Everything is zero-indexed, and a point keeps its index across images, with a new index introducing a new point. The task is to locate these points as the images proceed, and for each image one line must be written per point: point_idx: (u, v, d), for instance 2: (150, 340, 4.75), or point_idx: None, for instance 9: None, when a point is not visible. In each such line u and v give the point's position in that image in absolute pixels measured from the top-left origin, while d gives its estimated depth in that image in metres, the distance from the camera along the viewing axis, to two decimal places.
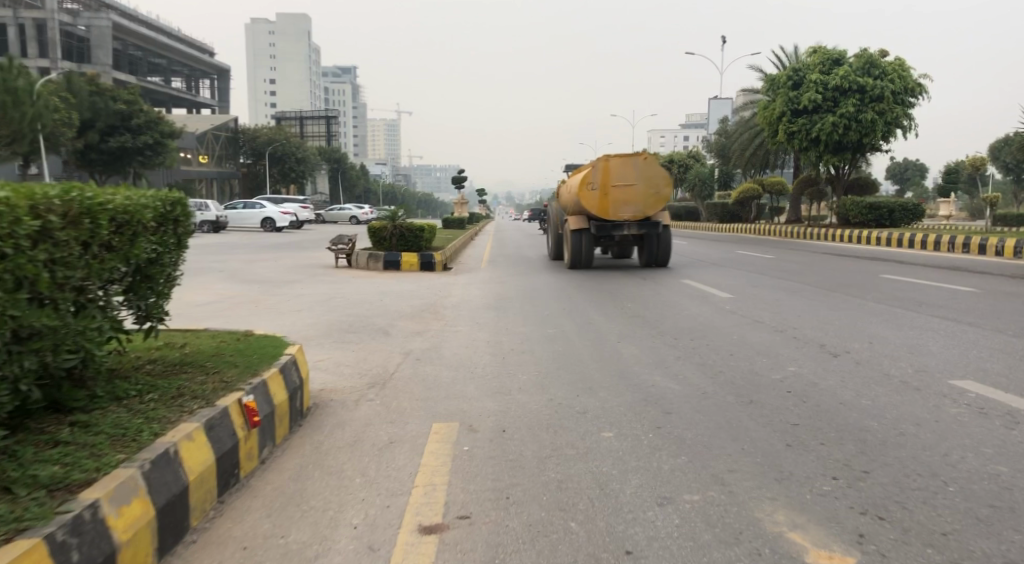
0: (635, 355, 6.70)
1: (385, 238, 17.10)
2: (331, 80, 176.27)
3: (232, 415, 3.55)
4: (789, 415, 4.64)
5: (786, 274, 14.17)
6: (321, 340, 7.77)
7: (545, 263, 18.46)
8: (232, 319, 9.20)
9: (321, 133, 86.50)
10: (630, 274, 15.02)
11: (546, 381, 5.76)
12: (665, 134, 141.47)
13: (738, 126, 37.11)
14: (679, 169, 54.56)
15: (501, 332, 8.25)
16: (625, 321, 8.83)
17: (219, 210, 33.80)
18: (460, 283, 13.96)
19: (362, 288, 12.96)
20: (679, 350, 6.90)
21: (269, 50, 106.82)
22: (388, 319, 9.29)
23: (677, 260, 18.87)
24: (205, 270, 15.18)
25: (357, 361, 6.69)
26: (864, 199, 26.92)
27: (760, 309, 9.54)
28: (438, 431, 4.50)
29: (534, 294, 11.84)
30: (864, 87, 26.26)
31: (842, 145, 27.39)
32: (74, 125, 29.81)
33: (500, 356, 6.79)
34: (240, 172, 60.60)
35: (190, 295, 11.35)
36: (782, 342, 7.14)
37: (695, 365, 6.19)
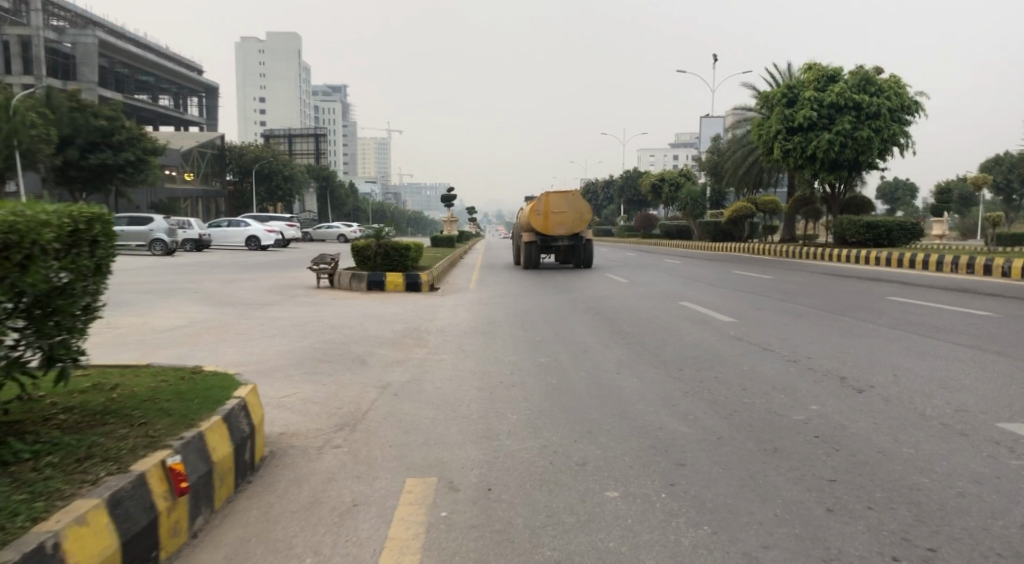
0: (637, 390, 6.07)
1: (369, 257, 16.41)
2: (322, 98, 176.27)
3: (151, 482, 2.85)
4: (823, 468, 4.01)
5: (788, 296, 13.64)
6: (291, 371, 7.07)
7: (537, 284, 17.86)
8: (198, 345, 8.51)
9: (310, 151, 86.00)
10: (625, 295, 14.42)
11: (540, 421, 5.12)
12: (655, 153, 141.82)
13: (731, 144, 36.88)
14: (670, 187, 54.32)
15: (490, 360, 7.61)
16: (624, 348, 8.21)
17: (202, 228, 33.03)
18: (448, 304, 13.32)
19: (343, 310, 12.29)
20: (685, 384, 6.27)
21: (259, 68, 106.52)
22: (368, 346, 8.61)
23: (672, 280, 18.31)
24: (179, 292, 14.43)
25: (328, 396, 6.01)
26: (860, 218, 26.58)
27: (767, 335, 8.96)
28: (411, 490, 3.82)
29: (525, 317, 11.21)
30: (860, 105, 26.06)
31: (838, 163, 27.11)
32: (52, 141, 29.07)
33: (487, 391, 6.14)
34: (227, 189, 59.81)
35: (157, 317, 10.63)
36: (797, 374, 6.54)
37: (705, 404, 5.56)
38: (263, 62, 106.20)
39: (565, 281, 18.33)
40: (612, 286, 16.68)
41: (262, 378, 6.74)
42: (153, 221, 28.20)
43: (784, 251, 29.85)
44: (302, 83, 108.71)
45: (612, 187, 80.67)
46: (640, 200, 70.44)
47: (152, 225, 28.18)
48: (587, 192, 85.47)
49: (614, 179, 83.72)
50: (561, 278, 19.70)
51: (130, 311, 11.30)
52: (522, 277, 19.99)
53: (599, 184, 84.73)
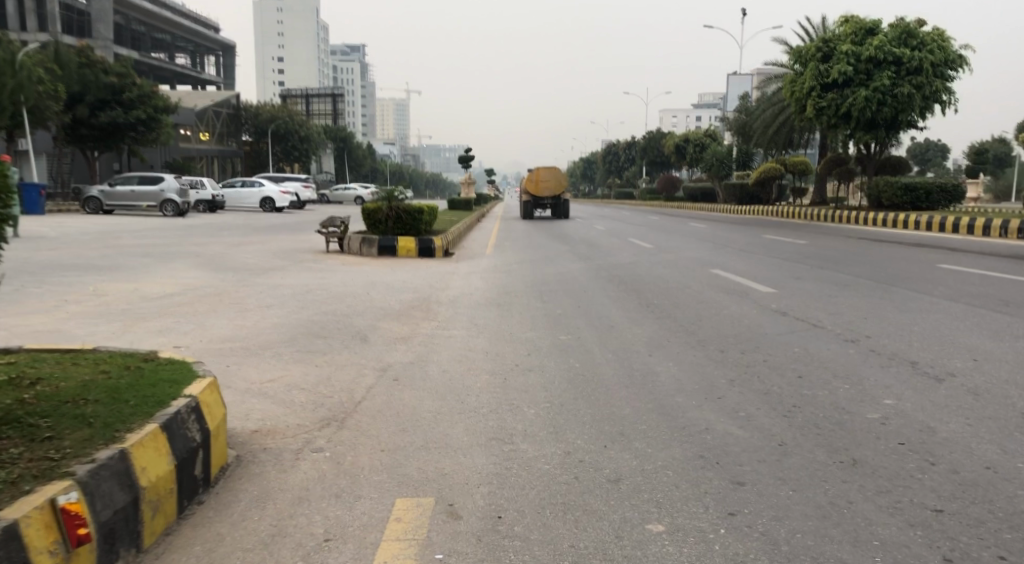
0: (676, 376, 5.26)
1: (380, 221, 15.55)
2: (340, 58, 174.10)
3: (28, 537, 2.06)
4: (923, 491, 3.13)
5: (827, 263, 12.66)
6: (283, 349, 6.30)
7: (555, 248, 16.97)
8: (185, 315, 7.76)
9: (328, 111, 84.97)
10: (650, 262, 13.50)
11: (562, 419, 4.33)
12: (677, 114, 138.55)
13: (760, 102, 35.28)
14: (694, 148, 52.76)
15: (504, 337, 6.80)
16: (655, 323, 7.37)
17: (215, 188, 32.41)
18: (461, 271, 12.49)
19: (350, 277, 11.52)
20: (729, 369, 5.42)
21: (276, 27, 104.65)
22: (371, 320, 7.81)
23: (699, 244, 17.32)
24: (180, 255, 13.74)
25: (319, 382, 5.24)
26: (898, 179, 25.15)
27: (814, 310, 8.06)
28: (399, 516, 3.02)
29: (543, 286, 10.38)
30: (900, 59, 24.43)
31: (875, 122, 25.64)
32: (62, 99, 28.31)
33: (501, 377, 5.34)
34: (243, 150, 59.01)
35: (148, 283, 9.95)
36: (859, 358, 5.67)
37: (759, 397, 4.72)
38: (280, 20, 104.28)
39: (586, 246, 17.41)
40: (636, 251, 15.75)
41: (247, 357, 5.98)
42: (164, 181, 27.55)
43: (814, 214, 28.51)
44: (319, 41, 106.82)
45: (633, 148, 78.75)
46: (662, 162, 68.65)
47: (164, 185, 27.55)
48: (608, 153, 83.41)
49: (636, 140, 81.62)
50: (581, 242, 18.76)
51: (124, 276, 10.58)
52: (541, 241, 19.11)
53: (620, 145, 82.79)
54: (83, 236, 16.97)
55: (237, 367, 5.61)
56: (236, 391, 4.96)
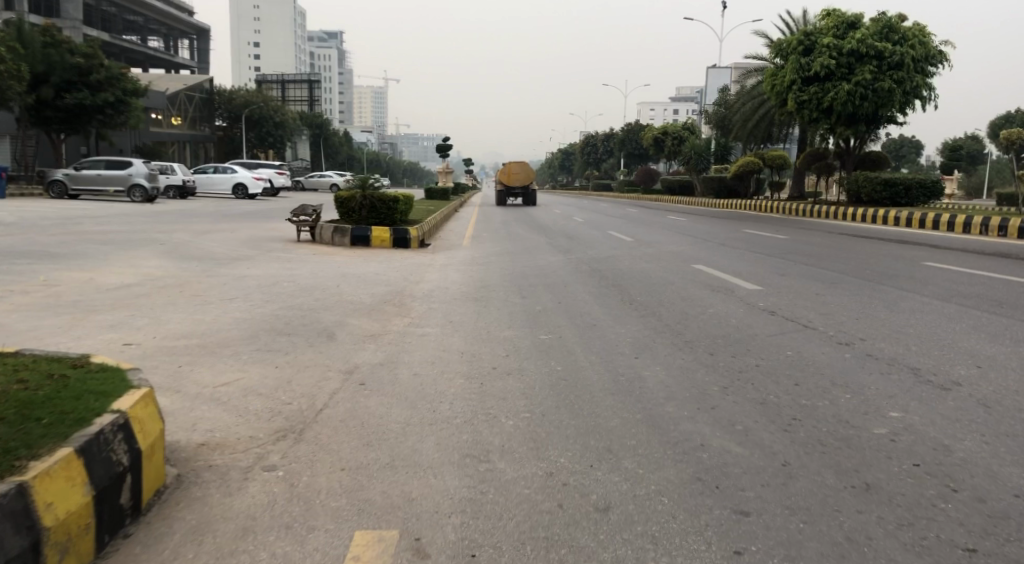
0: (665, 381, 4.93)
1: (353, 209, 15.01)
2: (317, 44, 171.56)
3: None
4: (950, 526, 2.81)
5: (811, 259, 12.44)
6: (243, 348, 5.83)
7: (533, 240, 16.57)
8: (140, 308, 7.25)
9: (304, 97, 83.51)
10: (631, 255, 13.17)
11: (545, 433, 3.94)
12: (655, 106, 138.37)
13: (740, 95, 35.14)
14: (673, 141, 52.67)
15: (482, 336, 6.41)
16: (640, 322, 7.03)
17: (186, 174, 31.50)
18: (438, 263, 12.04)
19: (321, 268, 11.01)
20: (721, 375, 5.07)
21: (252, 11, 102.42)
22: (341, 315, 7.34)
23: (680, 237, 17.04)
24: (143, 243, 13.11)
25: (278, 386, 4.80)
26: (878, 174, 25.10)
27: (803, 308, 7.81)
28: (358, 556, 2.61)
29: (523, 280, 9.99)
30: (882, 54, 24.39)
31: (856, 116, 25.58)
32: (25, 78, 27.15)
33: (478, 381, 4.96)
34: (216, 135, 57.62)
35: (103, 273, 9.37)
36: (856, 362, 5.39)
37: (754, 406, 4.40)
38: (257, 4, 102.05)
39: (565, 238, 17.04)
40: (617, 244, 15.41)
41: (203, 356, 5.50)
42: (132, 166, 26.63)
43: (792, 208, 28.42)
44: (296, 26, 104.86)
45: (612, 139, 78.51)
46: (641, 154, 68.45)
47: (132, 169, 26.63)
48: (586, 144, 82.84)
49: (615, 132, 81.28)
50: (560, 234, 18.37)
51: (80, 265, 9.96)
52: (520, 233, 18.68)
53: (599, 137, 82.35)
54: (42, 221, 16.18)
55: (191, 367, 5.15)
56: (185, 396, 4.49)
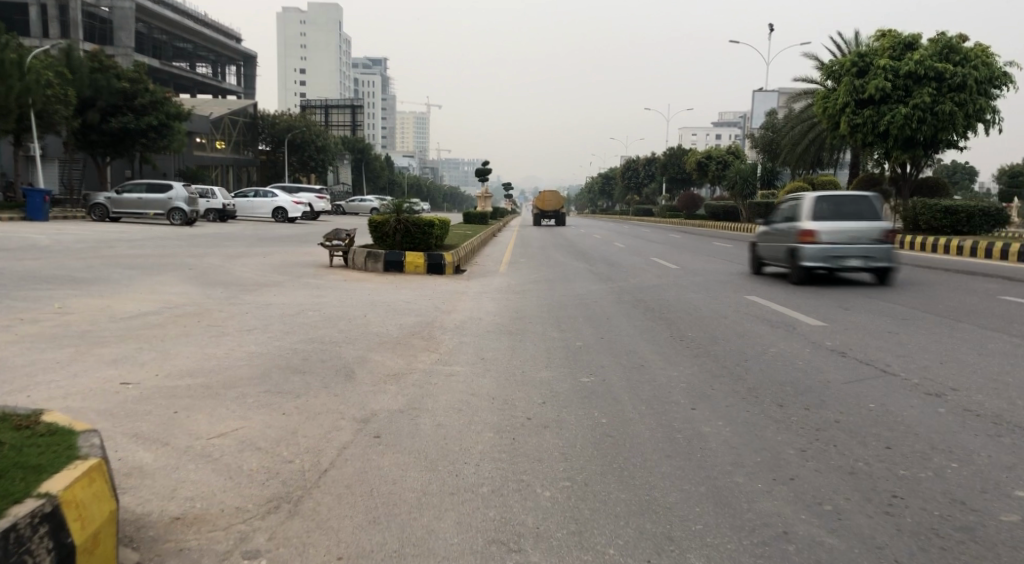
0: (730, 441, 4.19)
1: (387, 234, 14.53)
2: (361, 71, 175.27)
3: None
4: None
5: (874, 292, 11.53)
6: (250, 389, 5.26)
7: (572, 267, 15.88)
8: (150, 340, 6.78)
9: (346, 122, 84.71)
10: (677, 285, 12.40)
11: (589, 511, 3.23)
12: (698, 132, 137.16)
13: (788, 120, 34.15)
14: (717, 165, 51.69)
15: (516, 378, 5.75)
16: (694, 363, 6.30)
17: (226, 197, 31.75)
18: (472, 291, 11.44)
19: (350, 296, 10.51)
20: (797, 435, 4.31)
21: (299, 39, 104.93)
22: (362, 350, 6.76)
23: (728, 266, 16.15)
24: (171, 268, 12.82)
25: (281, 440, 4.18)
26: (936, 201, 23.80)
27: (878, 349, 6.99)
28: None
29: (561, 311, 9.34)
30: (942, 75, 23.28)
31: (914, 140, 24.41)
32: (72, 103, 27.67)
33: (508, 436, 4.28)
34: (258, 159, 58.52)
35: (123, 300, 9.01)
36: (955, 419, 4.57)
37: (843, 476, 3.64)
38: (303, 33, 104.46)
39: (606, 266, 16.33)
40: (661, 273, 14.63)
41: (206, 399, 4.95)
42: (173, 189, 26.94)
43: None
44: (342, 54, 107.10)
45: (653, 164, 77.69)
46: (683, 179, 67.23)
47: (172, 192, 26.89)
48: (627, 169, 81.72)
49: (656, 156, 80.31)
50: (600, 260, 17.65)
51: (101, 291, 9.62)
52: (558, 259, 18.05)
53: (640, 161, 81.23)
54: (76, 245, 16.09)
55: (191, 413, 4.61)
56: (176, 451, 3.91)
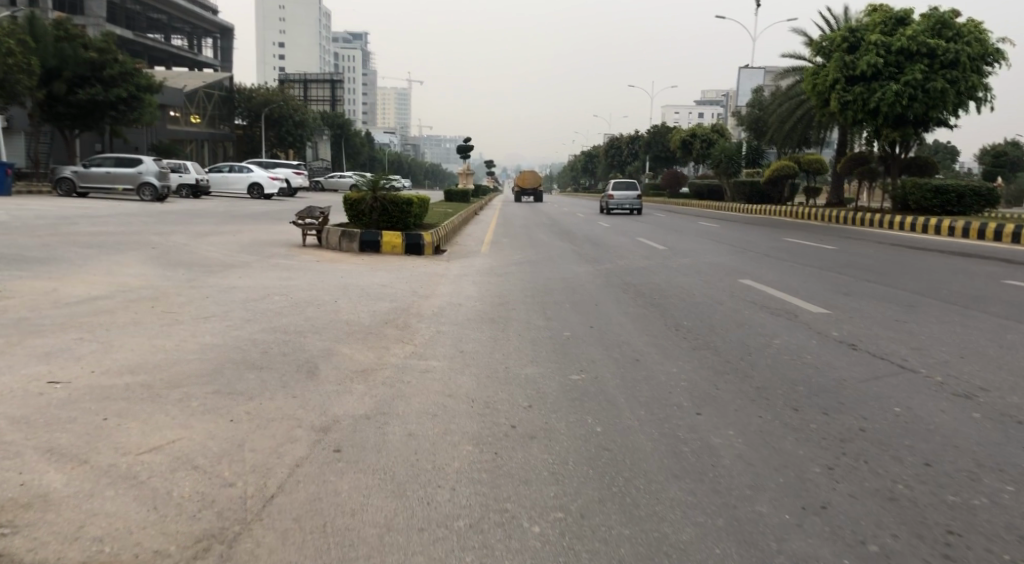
0: (746, 458, 3.67)
1: (364, 212, 13.87)
2: (341, 45, 172.08)
3: None
4: None
5: (870, 275, 11.15)
6: (196, 389, 4.59)
7: (558, 248, 15.28)
8: (91, 329, 6.06)
9: (326, 97, 82.91)
10: (666, 267, 11.89)
11: (588, 555, 2.69)
12: (680, 110, 136.72)
13: (776, 97, 33.66)
14: (701, 144, 51.17)
15: (499, 375, 5.19)
16: (694, 358, 5.78)
17: (200, 172, 30.66)
18: (453, 273, 10.84)
19: (322, 278, 9.85)
20: (820, 449, 3.81)
21: (277, 12, 102.30)
22: (329, 342, 6.13)
23: (717, 247, 15.65)
24: (133, 246, 12.02)
25: (223, 455, 3.55)
26: (927, 180, 23.49)
27: (889, 340, 6.54)
28: None
29: (548, 296, 8.77)
30: (934, 52, 22.85)
31: (904, 118, 24.04)
32: (36, 73, 26.33)
33: (490, 450, 3.72)
34: (235, 134, 57.04)
35: (72, 282, 8.26)
36: (993, 427, 4.09)
37: (883, 504, 3.14)
38: (282, 5, 101.84)
39: (592, 246, 15.77)
40: (650, 254, 14.09)
41: (143, 401, 4.28)
42: (143, 163, 25.89)
43: (831, 215, 26.89)
44: (322, 27, 104.69)
45: (637, 142, 77.04)
46: (667, 157, 66.75)
47: (142, 167, 25.80)
48: (610, 147, 81.08)
49: (640, 135, 79.72)
50: (585, 241, 17.09)
51: (51, 272, 8.85)
52: (542, 238, 17.45)
53: (623, 139, 80.52)
54: (34, 221, 15.19)
55: (125, 418, 3.95)
56: (96, 468, 3.26)
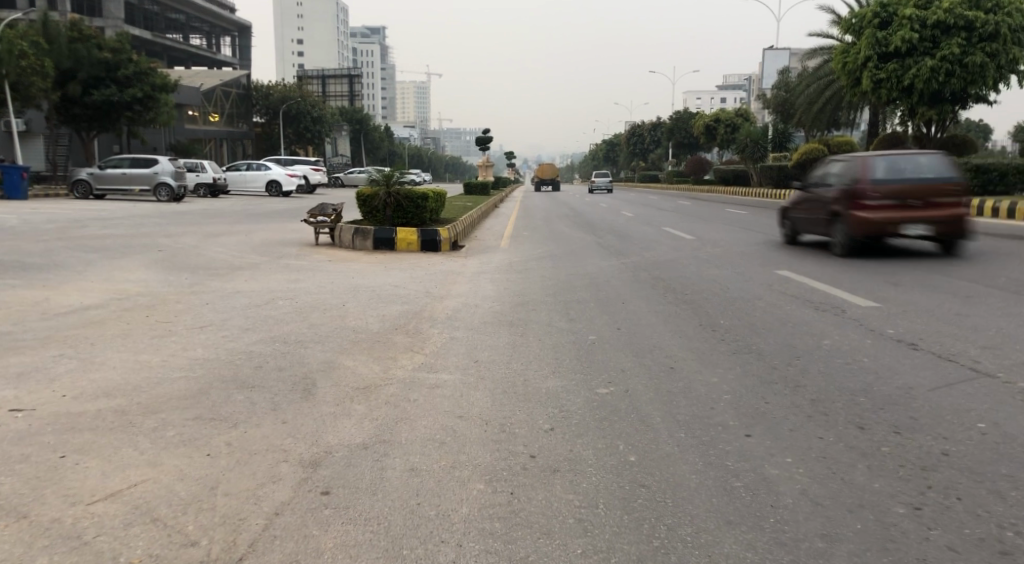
0: (813, 496, 3.05)
1: (377, 208, 13.33)
2: (359, 40, 172.20)
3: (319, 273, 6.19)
4: None
5: (917, 261, 10.40)
6: (174, 416, 4.07)
7: (579, 240, 14.63)
8: (76, 344, 5.62)
9: (344, 92, 82.73)
10: (696, 259, 11.21)
11: None
12: (701, 96, 134.33)
13: (803, 78, 32.52)
14: (726, 128, 49.93)
15: (517, 389, 4.61)
16: (736, 365, 5.16)
17: (217, 171, 30.46)
18: (469, 271, 10.28)
19: (332, 279, 9.35)
20: (902, 482, 3.17)
21: (295, 8, 102.34)
22: (332, 353, 5.60)
23: (748, 235, 14.90)
24: (140, 249, 11.65)
25: (192, 502, 3.02)
26: (967, 159, 22.39)
27: (953, 337, 5.85)
28: None
29: (570, 293, 8.18)
30: (972, 24, 21.70)
31: (940, 95, 22.95)
32: (50, 75, 26.24)
33: (505, 490, 3.15)
34: (254, 132, 57.02)
35: (67, 289, 7.86)
36: None
37: (997, 560, 2.51)
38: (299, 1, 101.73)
39: (616, 237, 15.11)
40: (677, 244, 13.41)
41: (113, 431, 3.78)
42: (158, 163, 25.67)
43: None
44: (339, 22, 104.48)
45: (660, 128, 75.79)
46: (690, 143, 65.46)
47: (158, 167, 25.64)
48: (632, 135, 79.99)
49: (662, 121, 78.33)
50: (609, 231, 16.42)
51: (47, 279, 8.43)
52: (564, 230, 16.82)
53: (645, 127, 79.21)
54: (46, 225, 14.92)
55: (87, 454, 3.46)
56: (35, 525, 2.75)
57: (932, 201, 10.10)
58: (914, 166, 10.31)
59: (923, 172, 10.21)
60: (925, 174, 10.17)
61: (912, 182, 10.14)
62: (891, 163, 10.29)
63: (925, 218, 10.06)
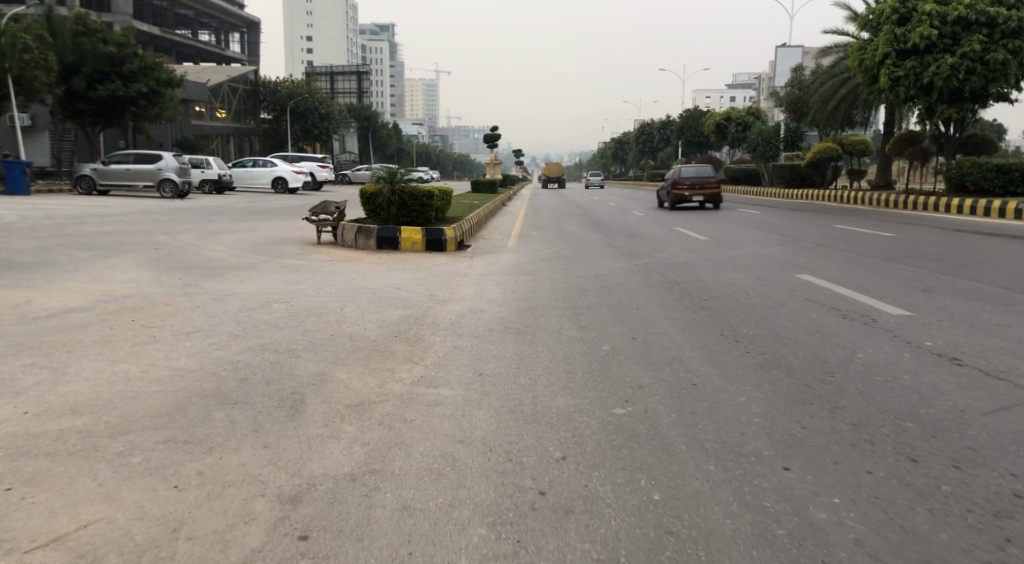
0: (870, 550, 2.61)
1: (381, 206, 12.89)
2: (369, 38, 172.32)
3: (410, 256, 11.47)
4: None
5: (944, 266, 9.93)
6: (144, 438, 3.66)
7: (589, 240, 14.20)
8: (50, 351, 5.23)
9: (352, 89, 82.43)
10: (710, 261, 10.75)
11: None
12: (711, 94, 133.48)
13: (817, 76, 31.94)
14: (737, 127, 49.31)
15: (524, 409, 4.17)
16: (764, 382, 4.72)
17: (222, 168, 30.15)
18: (476, 272, 9.86)
19: (332, 281, 8.94)
20: (973, 533, 2.71)
21: (305, 5, 102.15)
22: (324, 364, 5.18)
23: (765, 236, 14.42)
24: (135, 248, 11.30)
25: (144, 551, 2.59)
26: (987, 159, 21.79)
27: (999, 351, 5.39)
28: None
29: (580, 298, 7.75)
30: (994, 20, 21.10)
31: (960, 93, 22.36)
32: (54, 69, 25.99)
33: (511, 536, 2.72)
34: (261, 128, 56.81)
35: (53, 290, 7.51)
36: None
37: None
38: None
39: (626, 237, 14.65)
40: (691, 245, 12.93)
41: (72, 456, 3.37)
42: (162, 159, 25.43)
43: (878, 199, 25.26)
44: (348, 19, 104.25)
45: (669, 126, 75.18)
46: (700, 142, 64.81)
47: (162, 163, 25.43)
48: (641, 133, 79.38)
49: (672, 119, 77.68)
50: (619, 231, 15.96)
51: (33, 279, 8.07)
52: (572, 230, 16.38)
53: (655, 125, 78.58)
54: (44, 221, 14.63)
55: (38, 486, 3.05)
56: None
57: (704, 187, 23.44)
58: (699, 171, 23.24)
59: (701, 174, 23.18)
60: (703, 175, 22.83)
61: (696, 179, 23.62)
62: (693, 169, 22.71)
63: (701, 195, 22.96)
